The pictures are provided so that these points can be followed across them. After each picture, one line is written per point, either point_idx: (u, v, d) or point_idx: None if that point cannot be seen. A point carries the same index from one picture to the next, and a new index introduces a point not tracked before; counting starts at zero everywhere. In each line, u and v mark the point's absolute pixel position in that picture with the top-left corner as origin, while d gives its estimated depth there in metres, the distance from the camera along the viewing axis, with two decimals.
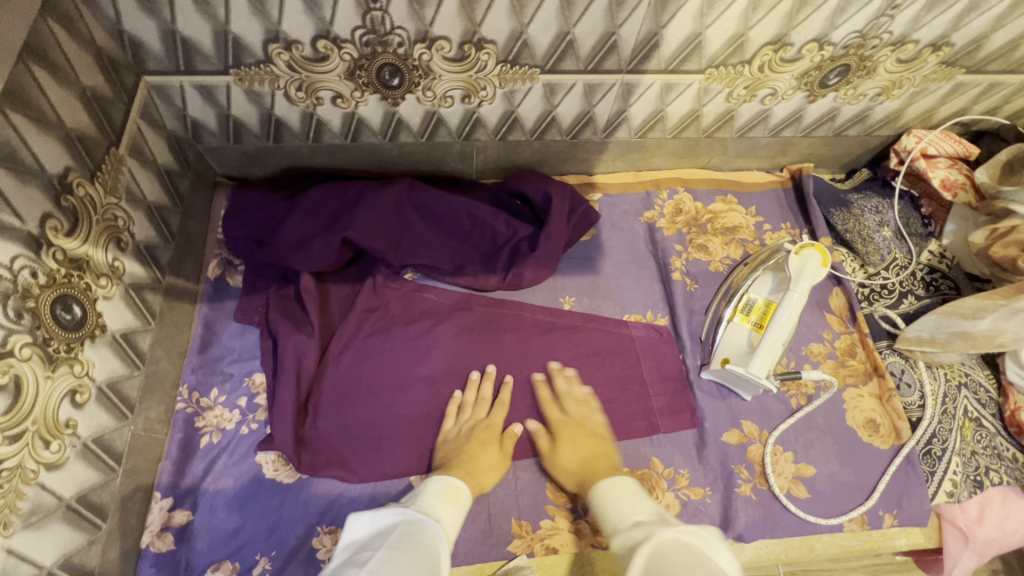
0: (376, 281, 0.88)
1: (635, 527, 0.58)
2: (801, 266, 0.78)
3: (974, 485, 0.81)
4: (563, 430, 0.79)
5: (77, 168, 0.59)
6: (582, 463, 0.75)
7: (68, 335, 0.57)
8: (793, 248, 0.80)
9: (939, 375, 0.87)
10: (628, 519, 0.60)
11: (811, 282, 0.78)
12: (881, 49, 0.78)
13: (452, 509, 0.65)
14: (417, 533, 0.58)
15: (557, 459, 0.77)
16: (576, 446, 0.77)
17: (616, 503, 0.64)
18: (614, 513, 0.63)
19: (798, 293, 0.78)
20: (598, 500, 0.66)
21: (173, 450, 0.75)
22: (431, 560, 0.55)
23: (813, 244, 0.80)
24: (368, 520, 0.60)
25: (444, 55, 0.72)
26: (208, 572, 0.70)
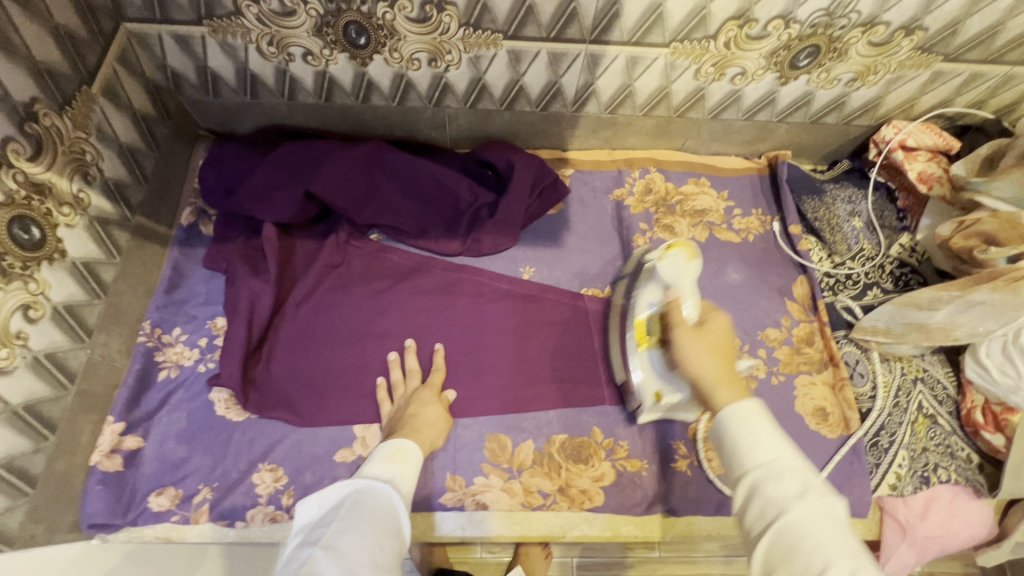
0: (340, 237, 0.90)
1: (785, 473, 0.47)
2: (673, 267, 0.73)
3: (920, 481, 0.80)
4: (717, 319, 0.67)
5: (45, 100, 0.63)
6: (726, 359, 0.62)
7: (25, 254, 0.62)
8: (659, 252, 0.76)
9: (895, 368, 0.86)
10: (780, 463, 0.48)
11: (689, 277, 0.73)
12: (850, 30, 0.77)
13: (405, 469, 0.64)
14: (369, 499, 0.57)
15: (701, 340, 0.64)
16: (726, 340, 0.65)
17: (767, 434, 0.51)
18: (765, 442, 0.50)
19: (691, 296, 0.71)
20: (744, 417, 0.52)
21: (131, 379, 0.78)
22: (385, 524, 0.55)
23: (674, 242, 0.75)
24: (318, 500, 0.58)
25: (406, 15, 0.74)
26: (152, 496, 0.74)
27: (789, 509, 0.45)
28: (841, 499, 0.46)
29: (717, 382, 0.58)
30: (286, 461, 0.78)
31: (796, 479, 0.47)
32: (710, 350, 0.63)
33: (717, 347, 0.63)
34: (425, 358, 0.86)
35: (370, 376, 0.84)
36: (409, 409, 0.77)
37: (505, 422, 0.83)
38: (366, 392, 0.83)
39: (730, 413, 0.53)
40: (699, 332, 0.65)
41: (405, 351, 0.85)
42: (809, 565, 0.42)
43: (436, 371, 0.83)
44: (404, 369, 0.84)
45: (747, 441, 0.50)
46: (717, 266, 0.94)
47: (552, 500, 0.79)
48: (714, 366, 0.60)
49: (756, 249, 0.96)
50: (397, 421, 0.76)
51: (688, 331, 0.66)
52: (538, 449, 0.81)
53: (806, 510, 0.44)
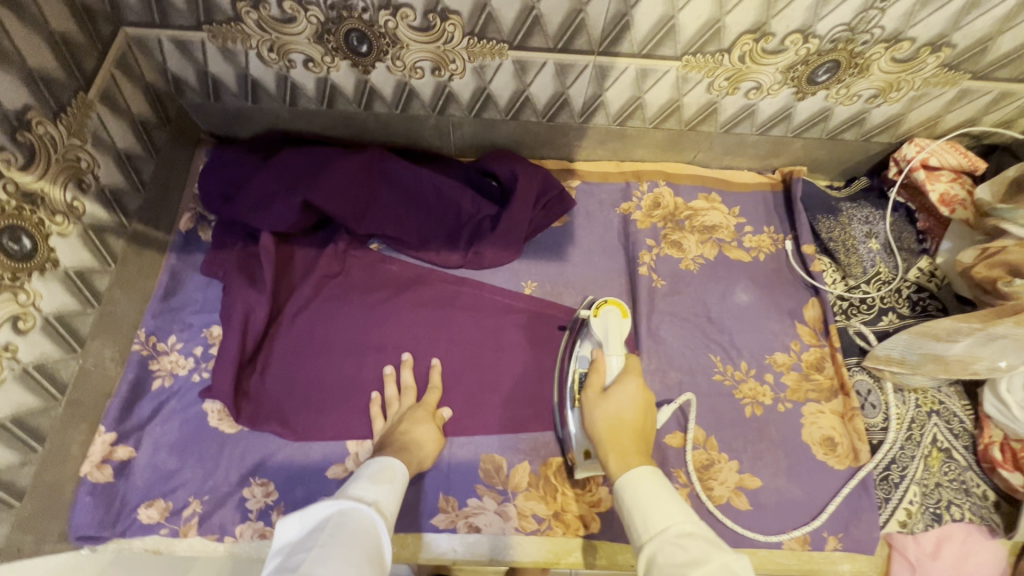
0: (339, 247, 0.89)
1: (679, 536, 0.51)
2: (604, 326, 0.77)
3: (932, 519, 0.76)
4: (628, 382, 0.70)
5: (38, 107, 0.62)
6: (625, 426, 0.66)
7: (15, 264, 0.61)
8: (592, 310, 0.80)
9: (909, 400, 0.82)
10: (673, 527, 0.52)
11: (620, 337, 0.76)
12: (873, 45, 0.74)
13: (389, 491, 0.62)
14: (352, 523, 0.55)
15: (602, 407, 0.68)
16: (632, 405, 0.67)
17: (658, 498, 0.55)
18: (657, 509, 0.54)
19: (615, 355, 0.74)
20: (635, 487, 0.57)
21: (124, 388, 0.78)
22: (369, 548, 0.52)
23: (608, 300, 0.80)
24: (298, 519, 0.54)
25: (409, 23, 0.72)
26: (141, 508, 0.73)
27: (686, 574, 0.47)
28: (742, 558, 0.48)
29: (608, 453, 0.63)
30: (277, 476, 0.77)
31: (690, 543, 0.50)
32: (606, 419, 0.67)
33: (618, 416, 0.67)
34: (421, 373, 0.84)
35: (365, 391, 0.82)
36: (403, 426, 0.75)
37: (501, 443, 0.81)
38: (359, 408, 0.81)
39: (624, 484, 0.58)
40: (604, 397, 0.69)
41: (401, 366, 0.83)
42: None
43: (432, 388, 0.82)
44: (399, 384, 0.82)
45: (641, 511, 0.55)
46: (725, 286, 0.91)
47: (547, 525, 0.77)
48: (609, 434, 0.65)
49: (766, 268, 0.93)
50: (389, 438, 0.75)
51: (595, 396, 0.70)
52: (534, 471, 0.79)
53: (704, 572, 0.46)
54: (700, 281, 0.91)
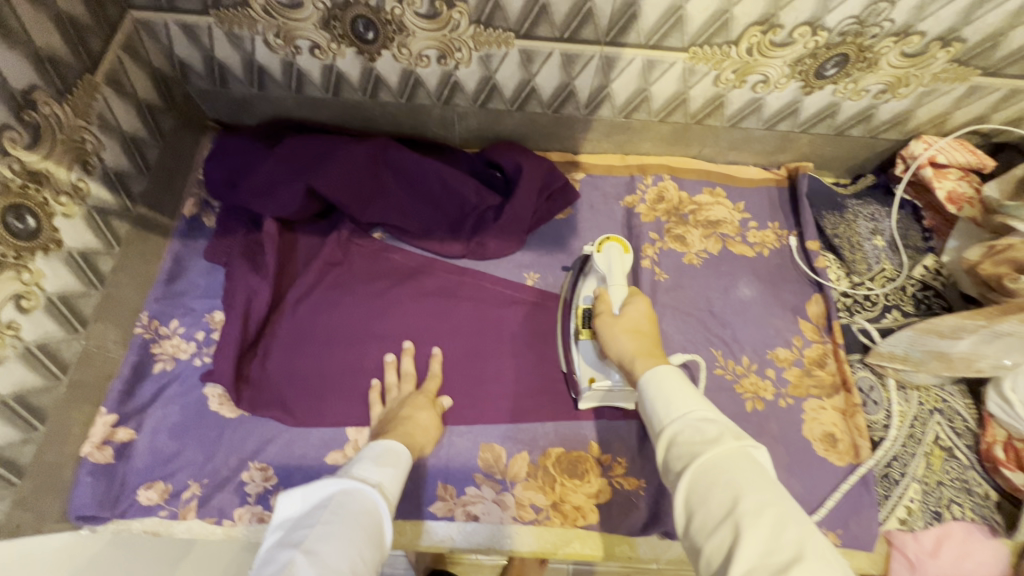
0: (341, 235, 0.89)
1: (701, 422, 0.51)
2: (608, 261, 0.75)
3: (932, 517, 0.76)
4: (637, 300, 0.70)
5: (44, 88, 0.62)
6: (643, 334, 0.66)
7: (19, 244, 0.61)
8: (594, 246, 0.77)
9: (912, 397, 0.81)
10: (695, 413, 0.51)
11: (624, 272, 0.74)
12: (882, 39, 0.73)
13: (393, 474, 0.61)
14: (353, 503, 0.54)
15: (618, 323, 0.68)
16: (646, 318, 0.68)
17: (681, 387, 0.54)
18: (680, 395, 0.53)
19: (619, 287, 0.73)
20: (660, 378, 0.56)
21: (126, 371, 0.78)
22: (369, 530, 0.52)
23: (609, 236, 0.77)
24: (301, 494, 0.54)
25: (415, 11, 0.72)
26: (140, 489, 0.73)
27: (709, 452, 0.48)
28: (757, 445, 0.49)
29: (636, 359, 0.62)
30: (276, 461, 0.77)
31: (712, 427, 0.50)
32: (627, 332, 0.66)
33: (635, 327, 0.67)
34: (421, 362, 0.84)
35: (365, 378, 0.82)
36: (403, 412, 0.75)
37: (500, 433, 0.81)
38: (359, 395, 0.81)
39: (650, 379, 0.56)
40: (618, 317, 0.69)
41: (402, 354, 0.83)
42: (724, 499, 0.45)
43: (433, 377, 0.81)
44: (400, 372, 0.82)
45: (664, 398, 0.54)
46: (729, 281, 0.91)
47: (544, 515, 0.76)
48: (632, 344, 0.65)
49: (770, 264, 0.92)
50: (390, 422, 0.75)
51: (609, 318, 0.70)
52: (533, 462, 0.79)
53: (725, 451, 0.47)
54: (704, 275, 0.91)
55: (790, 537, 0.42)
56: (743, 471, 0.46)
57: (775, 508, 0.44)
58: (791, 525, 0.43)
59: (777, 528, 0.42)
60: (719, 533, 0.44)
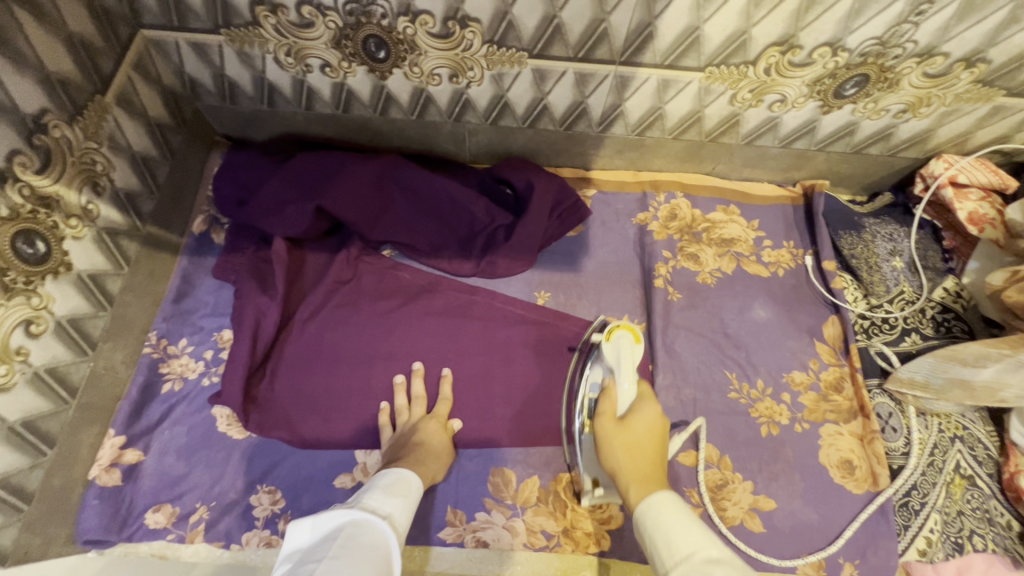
0: (351, 253, 0.88)
1: (708, 565, 0.46)
2: (616, 352, 0.72)
3: (953, 548, 0.74)
4: (643, 406, 0.66)
5: (54, 111, 0.62)
6: (643, 453, 0.62)
7: (29, 268, 0.60)
8: (603, 334, 0.75)
9: (932, 424, 0.80)
10: (700, 555, 0.48)
11: (632, 365, 0.71)
12: (903, 60, 0.71)
13: (402, 504, 0.61)
14: (363, 537, 0.54)
15: (619, 435, 0.64)
16: (650, 433, 0.64)
17: (685, 526, 0.51)
18: (682, 534, 0.50)
19: (626, 382, 0.69)
20: (659, 513, 0.53)
21: (134, 391, 0.78)
22: (378, 564, 0.51)
23: (619, 325, 0.75)
24: (311, 524, 0.54)
25: (428, 30, 0.71)
26: (148, 513, 0.73)
27: None
28: None
29: (630, 486, 0.59)
30: (285, 484, 0.76)
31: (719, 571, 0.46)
32: (626, 446, 0.63)
33: (636, 443, 0.63)
34: (430, 384, 0.83)
35: (374, 400, 0.81)
36: (414, 437, 0.75)
37: (511, 457, 0.80)
38: (368, 416, 0.80)
39: (648, 512, 0.53)
40: (620, 425, 0.65)
41: (412, 375, 0.82)
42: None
43: (443, 400, 0.80)
44: (409, 394, 0.81)
45: (665, 537, 0.50)
46: (743, 302, 0.89)
47: (555, 542, 0.75)
48: (629, 465, 0.61)
49: (785, 284, 0.91)
50: (401, 447, 0.74)
51: (610, 424, 0.66)
52: (543, 486, 0.78)
53: None
54: (718, 296, 0.89)
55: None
56: None
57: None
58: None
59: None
60: None
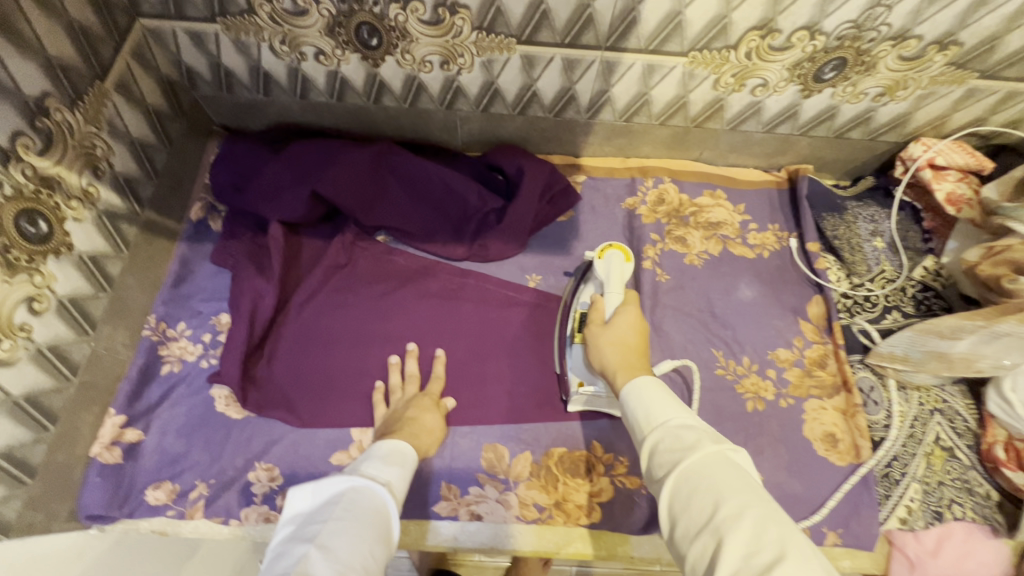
0: (346, 238, 0.90)
1: (679, 429, 0.52)
2: (606, 268, 0.77)
3: (933, 516, 0.76)
4: (627, 311, 0.73)
5: (56, 95, 0.64)
6: (628, 347, 0.68)
7: (32, 247, 0.62)
8: (597, 253, 0.80)
9: (912, 398, 0.82)
10: (674, 421, 0.54)
11: (620, 279, 0.77)
12: (879, 43, 0.74)
13: (400, 473, 0.62)
14: (365, 501, 0.55)
15: (606, 335, 0.71)
16: (633, 329, 0.70)
17: (662, 399, 0.57)
18: (660, 406, 0.56)
19: (615, 294, 0.76)
20: (640, 392, 0.58)
21: (134, 372, 0.79)
22: (378, 528, 0.53)
23: (610, 243, 0.79)
24: (311, 489, 0.55)
25: (419, 17, 0.73)
26: (148, 489, 0.74)
27: (687, 458, 0.49)
28: (736, 449, 0.51)
29: (616, 373, 0.65)
30: (282, 462, 0.78)
31: (690, 434, 0.51)
32: (612, 343, 0.69)
33: (622, 339, 0.69)
34: (425, 364, 0.85)
35: (369, 379, 0.83)
36: (409, 414, 0.77)
37: (503, 433, 0.82)
38: (363, 395, 0.82)
39: (631, 391, 0.59)
40: (606, 327, 0.72)
41: (406, 355, 0.84)
42: (704, 505, 0.46)
43: (436, 379, 0.82)
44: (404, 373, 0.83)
45: (644, 409, 0.56)
46: (730, 282, 0.91)
47: (547, 515, 0.77)
48: (617, 357, 0.67)
49: (770, 265, 0.93)
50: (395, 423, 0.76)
51: (598, 328, 0.73)
52: (535, 461, 0.80)
53: (701, 457, 0.49)
54: (705, 277, 0.92)
55: (771, 538, 0.42)
56: (719, 474, 0.47)
57: (757, 511, 0.44)
58: (770, 524, 0.43)
59: (757, 528, 0.43)
60: (701, 543, 0.45)
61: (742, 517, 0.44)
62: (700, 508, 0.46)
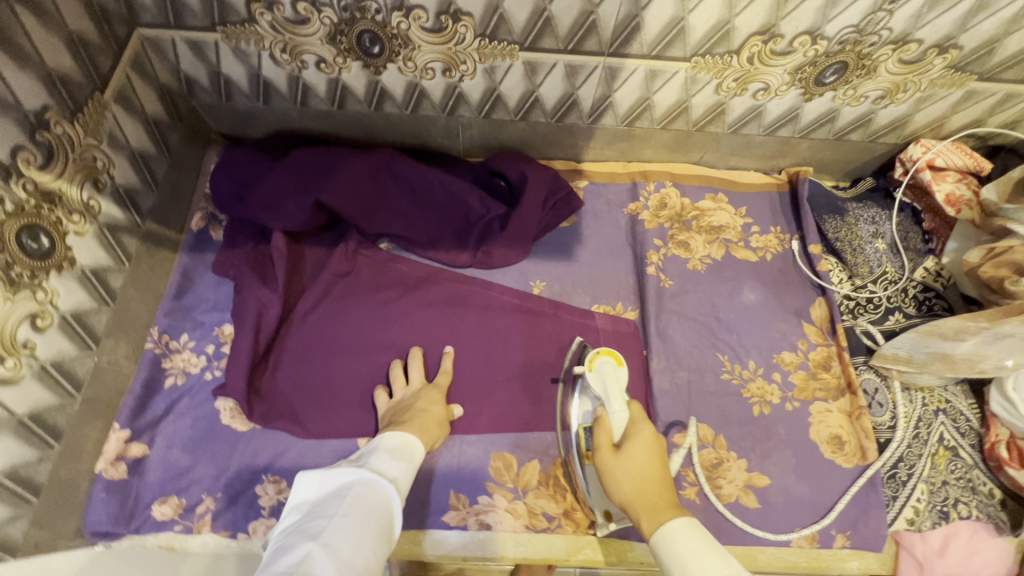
0: (349, 246, 0.89)
1: None
2: (602, 381, 0.76)
3: (940, 516, 0.77)
4: (638, 430, 0.69)
5: (56, 108, 0.63)
6: (649, 480, 0.64)
7: (33, 263, 0.61)
8: (586, 363, 0.78)
9: (916, 398, 0.82)
10: None
11: (620, 388, 0.75)
12: (880, 47, 0.74)
13: (407, 468, 0.65)
14: (369, 495, 0.58)
15: (620, 467, 0.66)
16: (649, 456, 0.66)
17: (698, 550, 0.55)
18: (697, 567, 0.53)
19: (618, 407, 0.73)
20: (674, 546, 0.56)
21: (137, 386, 0.78)
22: (380, 523, 0.55)
23: (597, 351, 0.79)
24: (319, 478, 0.59)
25: (421, 25, 0.73)
26: (155, 504, 0.74)
27: None
28: None
29: (642, 516, 0.61)
30: (289, 473, 0.77)
31: None
32: (630, 476, 0.65)
33: (640, 472, 0.65)
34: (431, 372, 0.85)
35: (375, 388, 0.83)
36: (419, 404, 0.76)
37: (511, 441, 0.82)
38: (369, 405, 0.81)
39: (664, 547, 0.57)
40: (620, 455, 0.67)
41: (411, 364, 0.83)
42: None
43: (444, 373, 0.83)
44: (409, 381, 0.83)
45: (682, 571, 0.54)
46: (734, 286, 0.92)
47: (557, 523, 0.77)
48: (637, 495, 0.63)
49: (773, 268, 0.93)
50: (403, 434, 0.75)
51: (608, 454, 0.68)
52: (544, 470, 0.80)
53: None
54: (708, 280, 0.92)
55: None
56: None
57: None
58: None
59: None
60: None
61: None
62: None
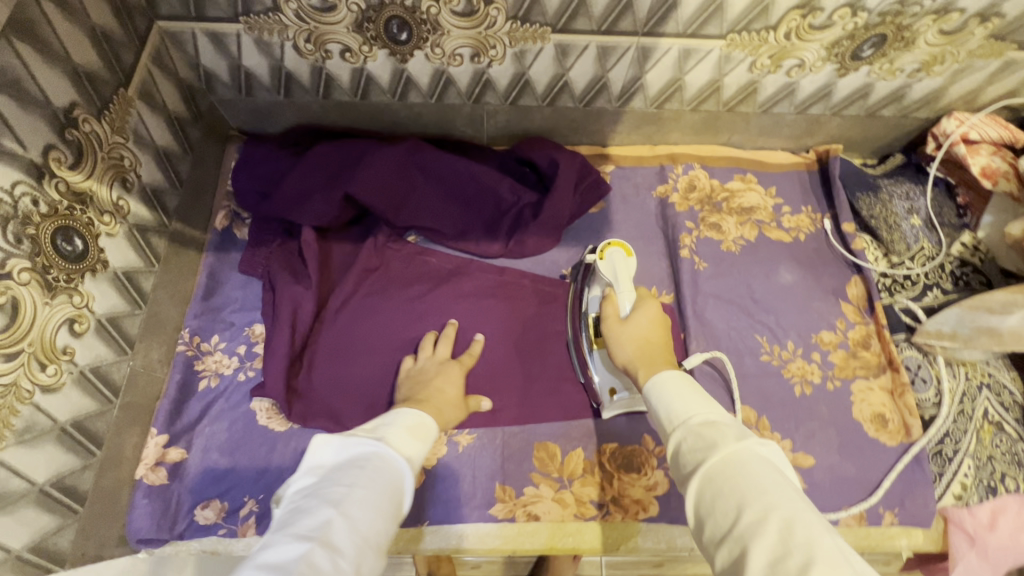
0: (378, 240, 0.87)
1: (700, 427, 0.49)
2: (611, 267, 0.75)
3: (987, 491, 0.76)
4: (645, 307, 0.70)
5: (83, 105, 0.60)
6: (651, 343, 0.66)
7: (69, 266, 0.59)
8: (597, 253, 0.77)
9: (959, 373, 0.81)
10: (695, 417, 0.50)
11: (628, 273, 0.74)
12: (921, 18, 0.73)
13: (423, 446, 0.60)
14: (390, 471, 0.53)
15: (624, 332, 0.68)
16: (652, 323, 0.69)
17: (682, 392, 0.54)
18: (681, 402, 0.53)
19: (626, 291, 0.73)
20: (660, 388, 0.56)
21: (172, 390, 0.77)
22: (398, 504, 0.51)
23: (609, 241, 0.77)
24: (339, 442, 0.53)
25: (452, 9, 0.71)
26: (197, 509, 0.72)
27: (711, 457, 0.46)
28: (765, 444, 0.47)
29: (638, 370, 0.63)
30: None
31: (711, 431, 0.48)
32: (632, 340, 0.67)
33: (642, 336, 0.67)
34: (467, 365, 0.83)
35: None
36: (436, 380, 0.75)
37: (553, 431, 0.81)
38: None
39: (652, 389, 0.57)
40: (624, 322, 0.70)
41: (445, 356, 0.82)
42: (728, 510, 0.42)
43: (469, 353, 0.81)
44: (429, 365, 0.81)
45: (666, 405, 0.54)
46: (770, 267, 0.90)
47: (605, 511, 0.76)
48: (637, 354, 0.65)
49: (808, 248, 0.92)
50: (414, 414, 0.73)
51: (614, 324, 0.70)
52: (588, 458, 0.79)
53: (727, 457, 0.45)
54: (744, 263, 0.91)
55: (800, 541, 0.38)
56: (747, 475, 0.44)
57: (782, 513, 0.40)
58: (799, 528, 0.39)
59: (783, 535, 0.39)
60: (727, 549, 0.41)
61: (767, 528, 0.40)
62: (725, 511, 0.43)
